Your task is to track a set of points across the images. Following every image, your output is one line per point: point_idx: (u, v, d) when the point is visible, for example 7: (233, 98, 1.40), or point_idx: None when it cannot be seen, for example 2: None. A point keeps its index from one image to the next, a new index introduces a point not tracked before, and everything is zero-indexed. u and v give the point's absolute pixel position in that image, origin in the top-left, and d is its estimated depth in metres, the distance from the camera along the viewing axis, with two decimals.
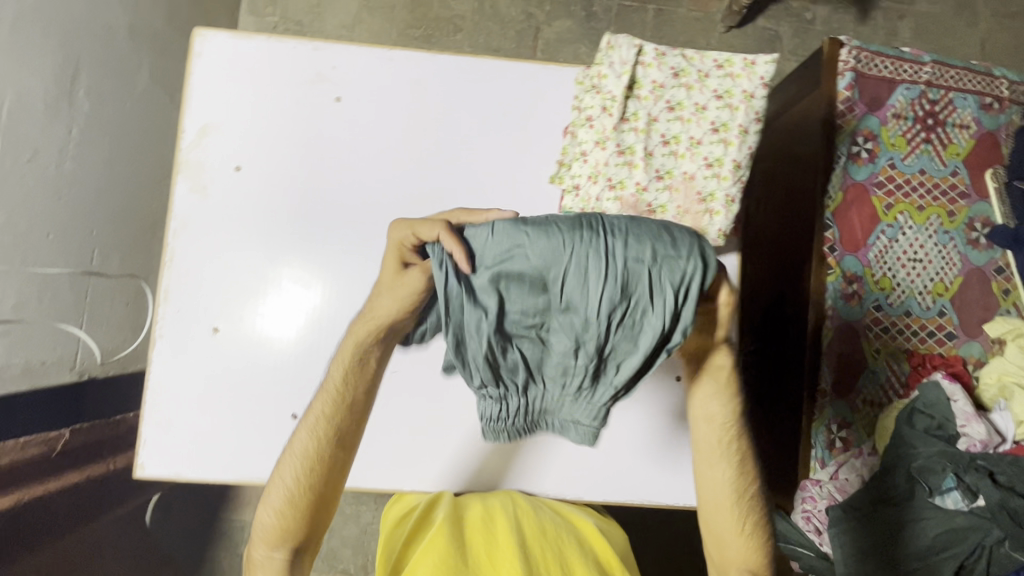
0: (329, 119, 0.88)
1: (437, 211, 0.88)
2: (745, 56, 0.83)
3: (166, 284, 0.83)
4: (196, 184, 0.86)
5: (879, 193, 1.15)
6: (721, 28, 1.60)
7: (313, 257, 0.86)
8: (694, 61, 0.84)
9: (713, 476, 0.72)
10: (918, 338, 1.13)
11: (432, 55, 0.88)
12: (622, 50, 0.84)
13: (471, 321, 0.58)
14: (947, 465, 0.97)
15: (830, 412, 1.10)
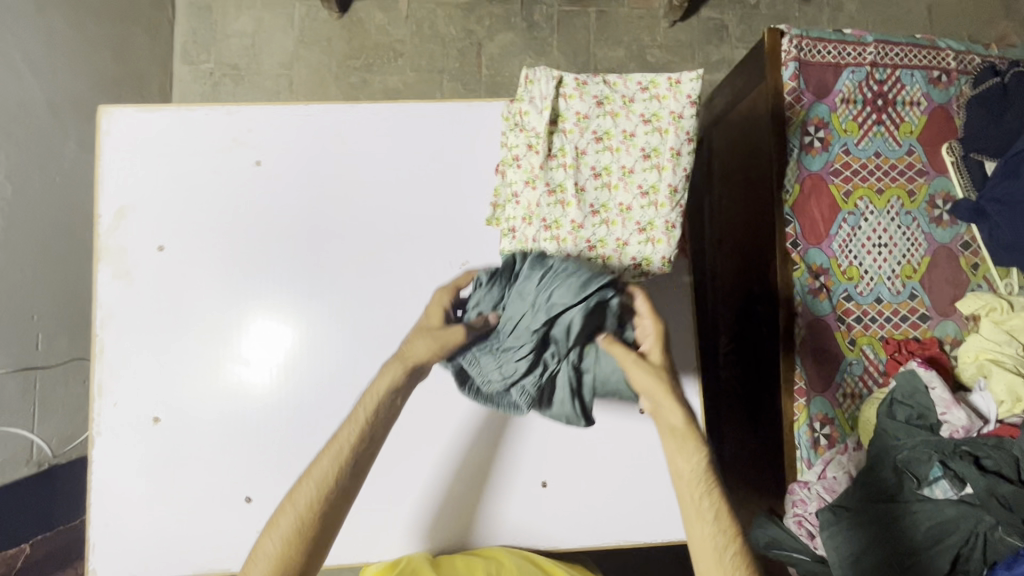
0: (259, 183, 0.86)
1: (379, 264, 0.86)
2: (669, 75, 0.82)
3: (98, 379, 0.82)
4: (118, 270, 0.84)
5: (837, 181, 1.12)
6: (665, 24, 1.57)
7: (244, 334, 0.85)
8: (617, 88, 0.83)
9: (693, 528, 0.69)
10: (891, 324, 1.11)
11: (352, 106, 0.87)
12: (541, 84, 0.84)
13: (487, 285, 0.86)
14: (933, 453, 0.96)
15: (810, 409, 1.08)
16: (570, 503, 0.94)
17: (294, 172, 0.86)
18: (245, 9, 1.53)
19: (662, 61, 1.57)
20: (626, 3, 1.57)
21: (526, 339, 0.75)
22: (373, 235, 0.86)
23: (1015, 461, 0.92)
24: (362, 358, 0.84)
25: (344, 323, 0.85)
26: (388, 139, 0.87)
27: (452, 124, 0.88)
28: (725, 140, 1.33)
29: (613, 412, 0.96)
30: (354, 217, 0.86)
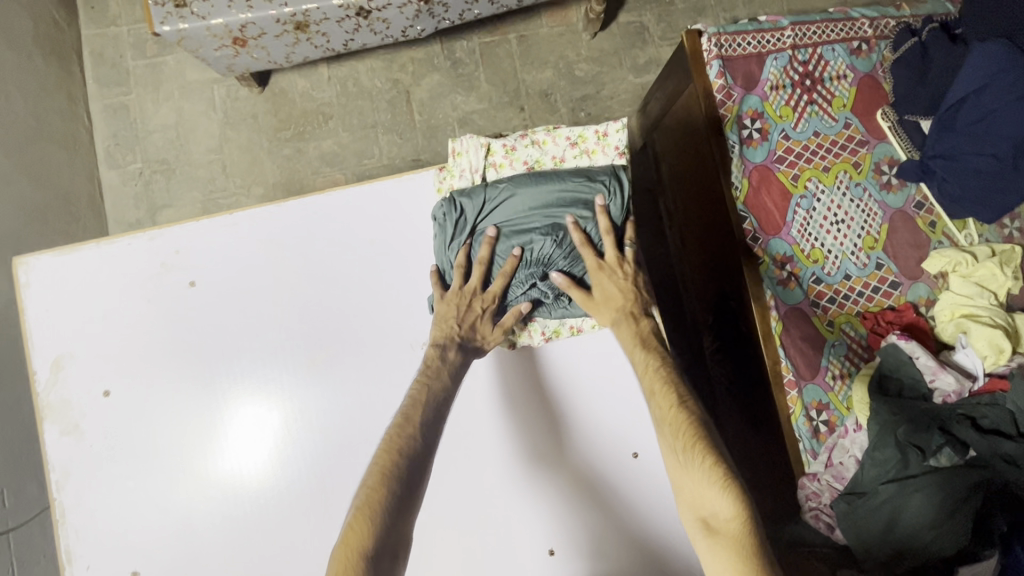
0: (201, 298, 0.84)
1: (338, 357, 0.83)
2: (596, 129, 0.86)
3: (65, 543, 0.78)
4: (66, 426, 0.81)
5: (782, 168, 1.12)
6: (587, 36, 1.57)
7: (218, 460, 0.81)
8: (547, 147, 0.86)
9: (655, 402, 0.78)
10: (865, 298, 1.11)
11: (279, 203, 0.85)
12: (469, 155, 0.85)
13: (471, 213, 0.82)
14: (932, 422, 0.94)
15: (804, 399, 1.06)
16: (585, 561, 0.86)
17: (235, 280, 0.84)
18: (164, 101, 1.49)
19: (590, 73, 1.57)
20: (544, 23, 1.57)
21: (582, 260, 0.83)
22: (329, 327, 0.84)
23: (1011, 417, 0.94)
24: (343, 455, 0.81)
25: (319, 421, 0.82)
26: (323, 228, 0.86)
27: (385, 200, 0.86)
28: (666, 147, 1.34)
29: (608, 457, 0.89)
30: (306, 313, 0.84)
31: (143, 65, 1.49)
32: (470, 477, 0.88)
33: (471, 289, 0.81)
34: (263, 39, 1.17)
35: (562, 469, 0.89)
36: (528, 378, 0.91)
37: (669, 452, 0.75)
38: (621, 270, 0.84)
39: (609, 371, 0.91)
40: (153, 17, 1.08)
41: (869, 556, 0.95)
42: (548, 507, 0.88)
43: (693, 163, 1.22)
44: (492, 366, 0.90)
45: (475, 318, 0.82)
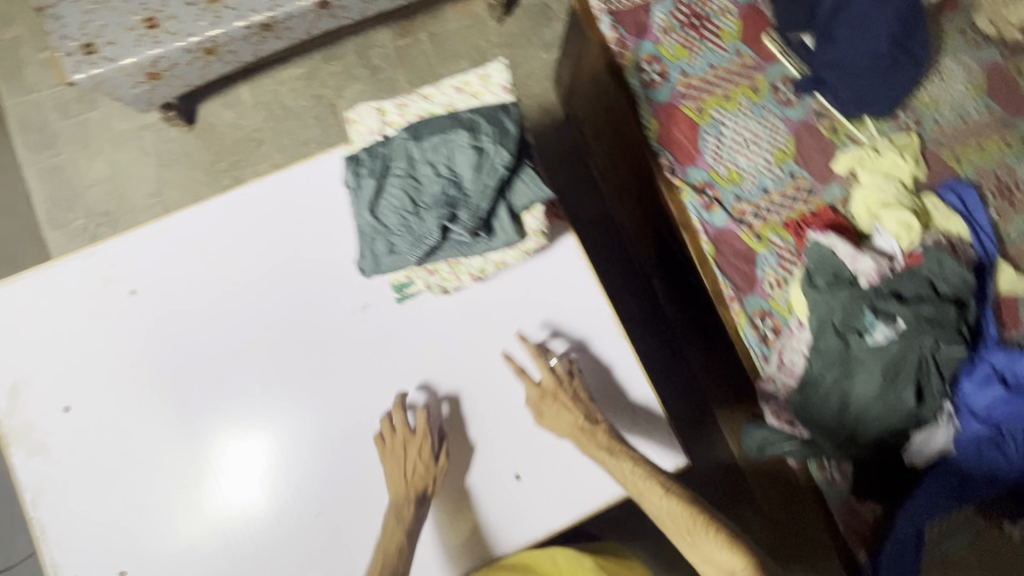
0: (161, 332, 0.88)
1: (285, 341, 0.89)
2: (478, 73, 0.82)
3: (50, 556, 0.82)
4: (32, 447, 0.85)
5: (688, 103, 1.19)
6: (494, 23, 1.64)
7: (188, 457, 0.86)
8: (435, 97, 0.82)
9: (648, 499, 0.79)
10: (786, 207, 1.16)
11: (201, 204, 0.90)
12: (365, 121, 0.84)
13: (360, 166, 0.72)
14: (862, 304, 1.02)
15: (747, 310, 1.12)
16: (557, 483, 0.87)
17: (191, 310, 0.89)
18: (96, 155, 1.52)
19: (504, 57, 1.63)
20: (451, 18, 1.64)
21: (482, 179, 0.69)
22: (289, 341, 0.89)
23: (929, 283, 1.02)
24: (326, 454, 0.87)
25: (299, 432, 0.87)
26: (261, 241, 0.90)
27: (300, 184, 0.91)
28: (585, 109, 1.40)
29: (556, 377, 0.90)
30: (266, 331, 0.89)
31: (70, 125, 1.52)
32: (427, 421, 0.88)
33: (401, 433, 0.85)
34: (177, 68, 1.22)
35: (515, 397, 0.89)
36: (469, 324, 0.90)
37: (674, 531, 0.79)
38: (566, 382, 0.86)
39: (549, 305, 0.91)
40: (65, 68, 1.13)
41: (831, 444, 1.03)
42: (510, 439, 0.88)
43: (606, 116, 1.30)
44: (436, 319, 0.90)
45: (416, 464, 0.83)
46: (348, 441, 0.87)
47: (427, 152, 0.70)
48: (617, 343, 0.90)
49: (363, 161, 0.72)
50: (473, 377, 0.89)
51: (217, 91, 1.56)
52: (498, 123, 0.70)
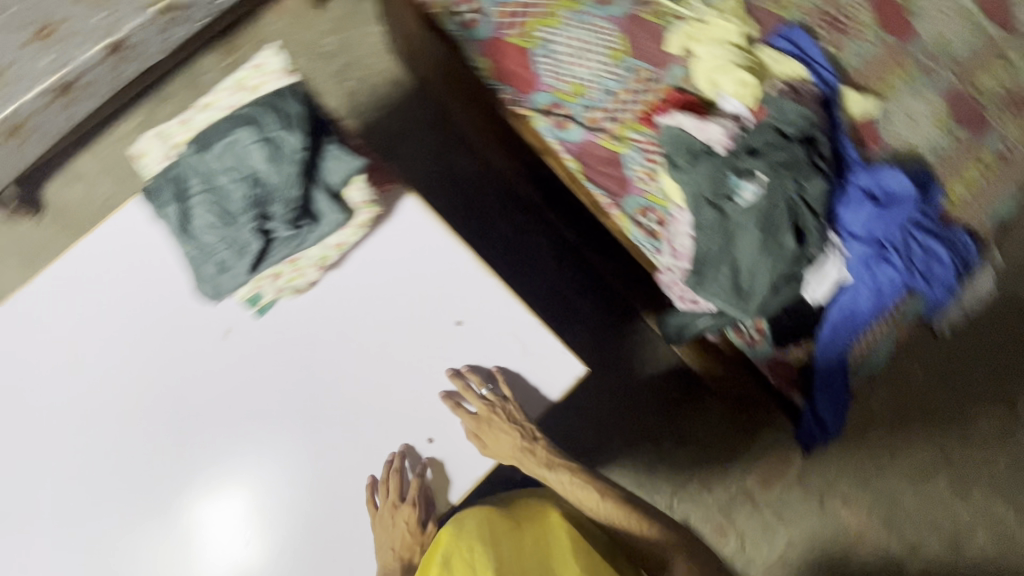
0: (73, 444, 0.93)
1: (181, 392, 0.93)
2: (251, 65, 0.86)
3: None
4: None
5: (511, 32, 1.17)
6: (317, 13, 1.59)
7: (128, 528, 0.92)
8: (215, 103, 0.86)
9: (587, 505, 1.01)
10: (635, 103, 1.16)
11: (34, 286, 0.93)
12: (153, 150, 0.87)
13: (169, 195, 0.81)
14: (724, 170, 1.05)
15: (628, 212, 1.19)
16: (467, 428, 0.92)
17: (83, 413, 0.93)
18: None
19: (338, 44, 1.59)
20: (271, 21, 1.58)
21: (281, 171, 0.79)
22: (182, 388, 0.93)
23: (775, 129, 1.07)
24: (267, 468, 0.92)
25: (236, 463, 0.93)
26: (121, 317, 0.94)
27: (123, 237, 0.94)
28: (433, 71, 1.40)
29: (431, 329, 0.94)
30: (168, 392, 0.94)
31: None
32: (332, 411, 0.93)
33: (391, 502, 0.88)
34: None
35: (402, 363, 0.93)
36: (354, 307, 0.93)
37: (609, 523, 1.02)
38: (500, 411, 0.90)
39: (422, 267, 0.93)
40: None
41: (743, 310, 1.04)
42: (413, 401, 0.92)
43: (447, 73, 1.35)
44: (327, 311, 0.93)
45: (404, 531, 0.90)
46: (291, 441, 0.92)
47: (225, 165, 0.80)
48: (492, 286, 0.92)
49: (170, 189, 0.81)
50: (391, 388, 0.92)
51: (56, 171, 1.48)
52: (278, 117, 0.80)
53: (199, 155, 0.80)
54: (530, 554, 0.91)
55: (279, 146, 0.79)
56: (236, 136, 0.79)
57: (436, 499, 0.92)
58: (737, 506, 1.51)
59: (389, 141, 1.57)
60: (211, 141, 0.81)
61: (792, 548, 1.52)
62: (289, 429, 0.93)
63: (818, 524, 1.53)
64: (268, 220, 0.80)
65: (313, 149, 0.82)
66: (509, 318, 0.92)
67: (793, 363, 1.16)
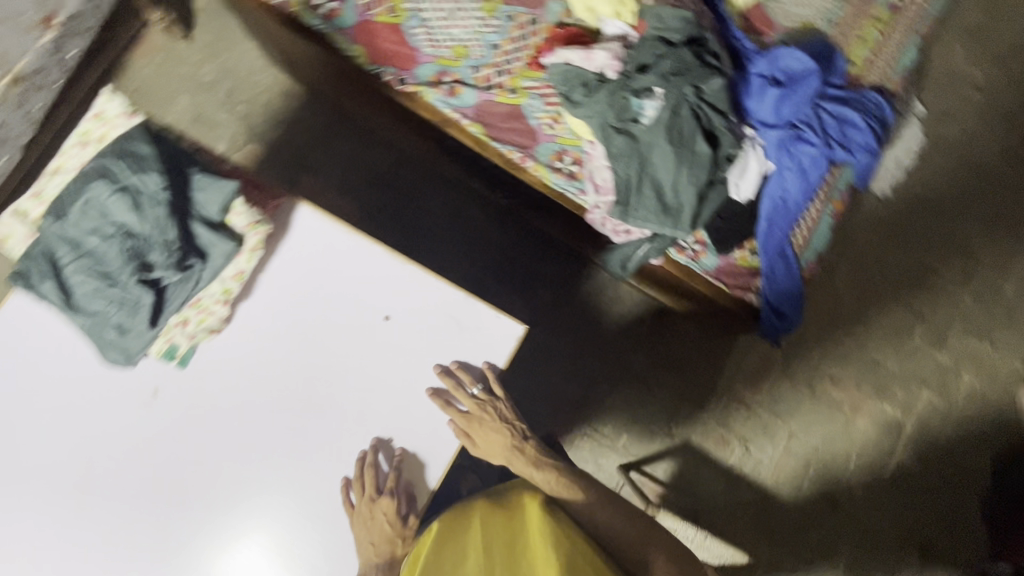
0: None
1: (133, 479, 0.78)
2: (89, 117, 0.81)
3: None
4: None
5: (376, 10, 1.11)
6: (185, 44, 1.52)
7: None
8: (65, 166, 0.81)
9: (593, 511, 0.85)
10: (520, 49, 1.13)
11: None
12: (15, 232, 0.81)
13: (30, 276, 0.72)
14: (622, 94, 1.02)
15: (543, 160, 1.16)
16: (427, 420, 0.80)
17: (22, 537, 0.75)
18: None
19: (216, 71, 1.52)
20: (140, 65, 1.50)
21: (150, 214, 0.71)
22: (133, 475, 0.77)
23: (661, 40, 1.05)
24: (258, 516, 0.78)
25: (224, 523, 0.78)
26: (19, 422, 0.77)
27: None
28: (316, 74, 1.36)
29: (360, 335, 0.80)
30: (111, 486, 0.77)
31: None
32: (286, 445, 0.78)
33: (368, 496, 0.77)
34: None
35: (343, 378, 0.79)
36: (270, 340, 0.79)
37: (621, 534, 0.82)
38: (491, 410, 0.81)
39: (334, 275, 0.80)
40: None
41: (676, 228, 1.03)
42: (365, 411, 0.79)
43: (331, 71, 1.29)
44: (241, 354, 0.78)
45: (384, 527, 0.78)
46: (279, 490, 0.78)
47: (89, 225, 0.72)
48: (411, 272, 0.81)
49: (29, 269, 0.72)
50: (337, 416, 0.79)
51: None
52: (134, 160, 0.74)
53: (58, 223, 0.73)
54: (525, 545, 0.73)
55: (141, 188, 0.72)
56: (93, 190, 0.72)
57: (417, 494, 0.80)
58: (732, 413, 1.54)
59: (296, 154, 1.52)
60: (67, 206, 0.73)
61: (795, 439, 1.55)
62: (261, 467, 0.78)
63: (814, 409, 1.56)
64: (149, 270, 0.72)
65: (177, 185, 0.74)
66: (436, 304, 0.81)
67: (741, 266, 1.17)
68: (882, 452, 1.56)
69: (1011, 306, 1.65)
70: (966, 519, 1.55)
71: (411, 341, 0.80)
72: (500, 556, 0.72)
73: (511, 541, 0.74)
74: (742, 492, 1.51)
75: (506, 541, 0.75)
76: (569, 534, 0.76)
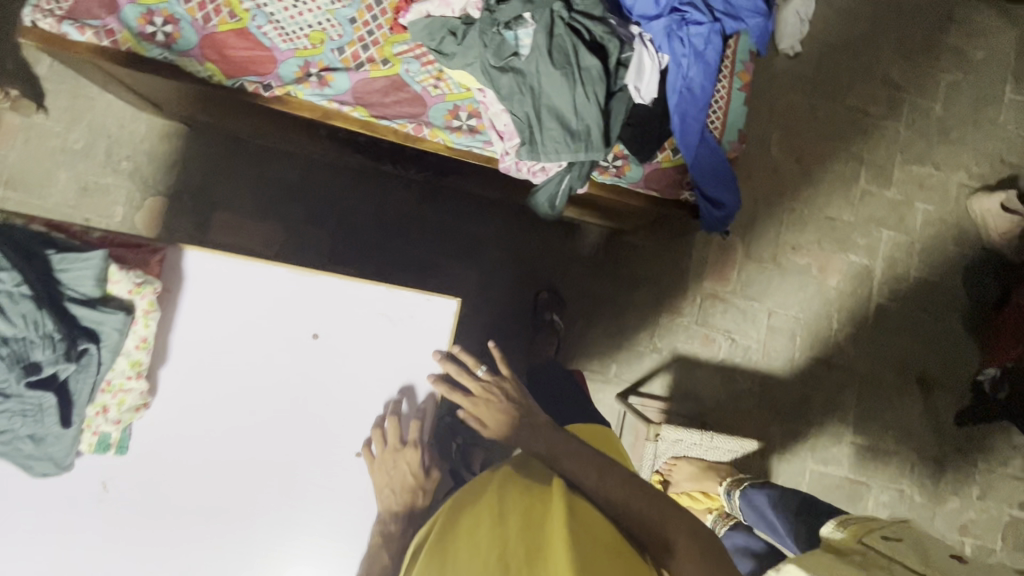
0: None
1: None
2: None
3: None
4: None
5: (217, 20, 1.04)
6: (43, 116, 1.41)
7: None
8: None
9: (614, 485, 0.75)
10: (379, 16, 1.06)
11: None
12: None
13: None
14: (493, 31, 0.97)
15: (439, 124, 1.08)
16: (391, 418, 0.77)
17: None
18: None
19: (87, 134, 1.42)
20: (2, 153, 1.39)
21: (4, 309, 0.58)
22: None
23: None
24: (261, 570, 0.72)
25: None
26: None
27: None
28: (186, 106, 1.27)
29: (293, 363, 0.75)
30: None
31: None
32: (266, 490, 0.73)
33: (391, 446, 0.75)
34: None
35: (299, 405, 0.74)
36: (208, 396, 0.72)
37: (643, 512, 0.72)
38: (492, 392, 0.86)
39: (250, 309, 0.74)
40: None
41: (591, 150, 0.99)
42: (333, 429, 0.75)
43: (197, 99, 1.20)
44: (183, 421, 0.72)
45: (406, 477, 0.75)
46: (276, 535, 0.73)
47: None
48: (325, 282, 0.76)
49: None
50: (303, 445, 0.74)
51: None
52: None
53: None
54: (539, 527, 0.66)
55: None
56: None
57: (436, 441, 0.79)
58: (708, 310, 1.54)
59: (198, 194, 1.43)
60: None
61: (775, 316, 1.56)
62: (249, 521, 0.72)
63: (785, 281, 1.57)
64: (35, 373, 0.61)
65: (35, 268, 0.62)
66: (361, 306, 0.77)
67: (665, 167, 1.12)
68: (859, 301, 1.58)
69: (943, 123, 1.65)
70: (952, 338, 1.59)
71: (348, 349, 0.76)
72: (516, 521, 0.66)
73: (528, 511, 0.68)
74: (739, 380, 1.53)
75: (521, 505, 0.69)
76: (586, 526, 0.67)
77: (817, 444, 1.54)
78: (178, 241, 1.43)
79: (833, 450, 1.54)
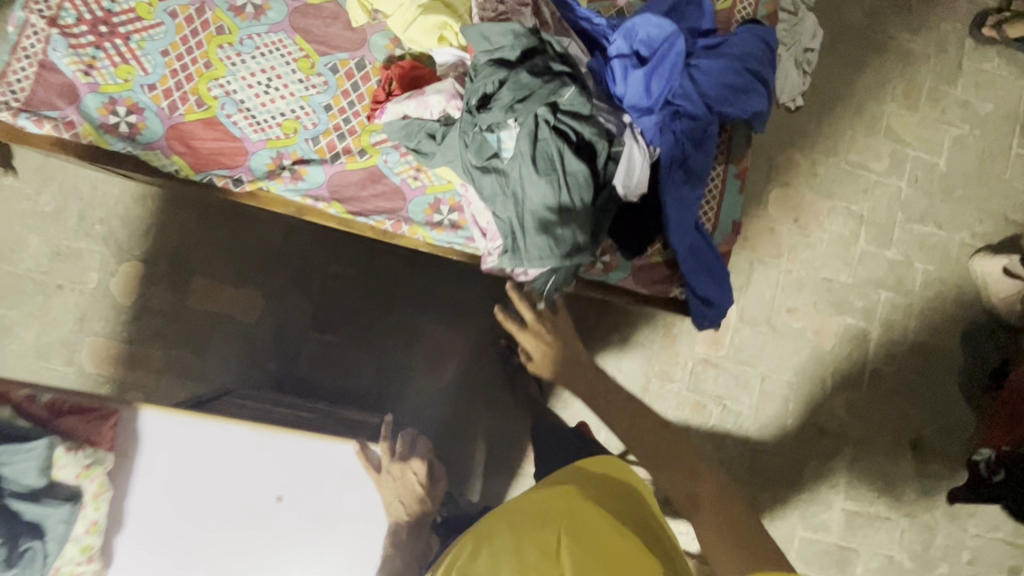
0: None
1: None
2: None
3: None
4: None
5: (184, 109, 0.99)
6: (12, 178, 1.35)
7: None
8: None
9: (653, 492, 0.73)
10: (355, 103, 1.02)
11: None
12: None
13: None
14: (473, 135, 0.92)
15: (418, 220, 1.03)
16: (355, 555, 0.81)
17: None
18: None
19: (58, 197, 1.37)
20: None
21: None
22: None
23: (495, 61, 0.92)
24: None
25: None
26: None
27: None
28: None
29: (251, 519, 0.79)
30: None
31: None
32: None
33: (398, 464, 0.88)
34: None
35: (256, 553, 0.79)
36: (169, 551, 0.77)
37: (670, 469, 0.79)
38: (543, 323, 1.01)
39: (208, 466, 0.78)
40: None
41: (576, 259, 0.94)
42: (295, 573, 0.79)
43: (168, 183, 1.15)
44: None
45: (412, 485, 0.89)
46: None
47: None
48: (282, 439, 0.80)
49: None
50: None
51: None
52: None
53: None
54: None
55: None
56: None
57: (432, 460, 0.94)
58: (700, 376, 1.51)
59: (176, 258, 1.39)
60: None
61: (768, 381, 1.53)
62: None
63: (780, 344, 1.53)
64: None
65: None
66: (319, 453, 0.81)
67: (655, 265, 1.09)
68: (855, 364, 1.55)
69: (947, 180, 1.60)
70: (948, 401, 1.56)
71: (309, 496, 0.80)
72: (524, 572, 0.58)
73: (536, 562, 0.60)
74: (729, 446, 1.51)
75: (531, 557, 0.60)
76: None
77: (807, 510, 1.51)
78: (154, 307, 1.38)
79: (823, 516, 1.52)
